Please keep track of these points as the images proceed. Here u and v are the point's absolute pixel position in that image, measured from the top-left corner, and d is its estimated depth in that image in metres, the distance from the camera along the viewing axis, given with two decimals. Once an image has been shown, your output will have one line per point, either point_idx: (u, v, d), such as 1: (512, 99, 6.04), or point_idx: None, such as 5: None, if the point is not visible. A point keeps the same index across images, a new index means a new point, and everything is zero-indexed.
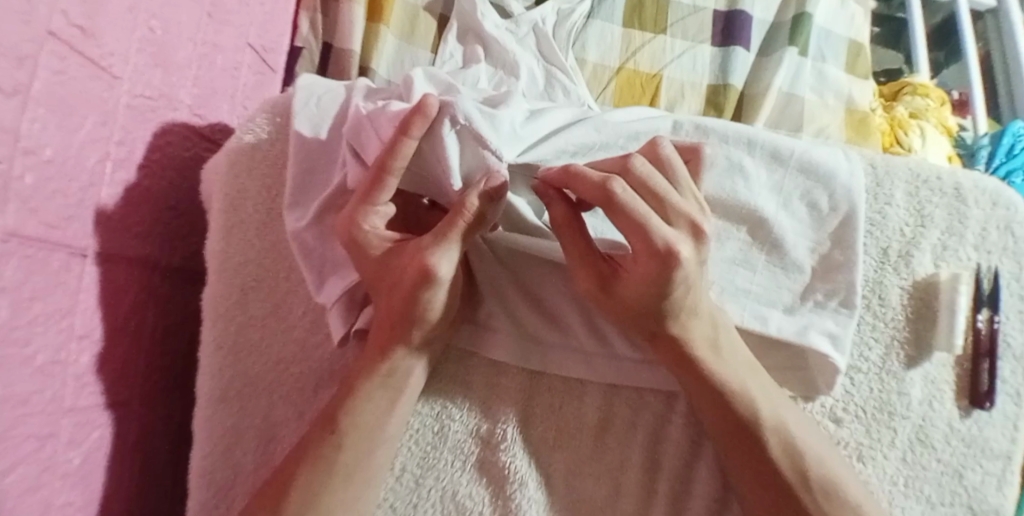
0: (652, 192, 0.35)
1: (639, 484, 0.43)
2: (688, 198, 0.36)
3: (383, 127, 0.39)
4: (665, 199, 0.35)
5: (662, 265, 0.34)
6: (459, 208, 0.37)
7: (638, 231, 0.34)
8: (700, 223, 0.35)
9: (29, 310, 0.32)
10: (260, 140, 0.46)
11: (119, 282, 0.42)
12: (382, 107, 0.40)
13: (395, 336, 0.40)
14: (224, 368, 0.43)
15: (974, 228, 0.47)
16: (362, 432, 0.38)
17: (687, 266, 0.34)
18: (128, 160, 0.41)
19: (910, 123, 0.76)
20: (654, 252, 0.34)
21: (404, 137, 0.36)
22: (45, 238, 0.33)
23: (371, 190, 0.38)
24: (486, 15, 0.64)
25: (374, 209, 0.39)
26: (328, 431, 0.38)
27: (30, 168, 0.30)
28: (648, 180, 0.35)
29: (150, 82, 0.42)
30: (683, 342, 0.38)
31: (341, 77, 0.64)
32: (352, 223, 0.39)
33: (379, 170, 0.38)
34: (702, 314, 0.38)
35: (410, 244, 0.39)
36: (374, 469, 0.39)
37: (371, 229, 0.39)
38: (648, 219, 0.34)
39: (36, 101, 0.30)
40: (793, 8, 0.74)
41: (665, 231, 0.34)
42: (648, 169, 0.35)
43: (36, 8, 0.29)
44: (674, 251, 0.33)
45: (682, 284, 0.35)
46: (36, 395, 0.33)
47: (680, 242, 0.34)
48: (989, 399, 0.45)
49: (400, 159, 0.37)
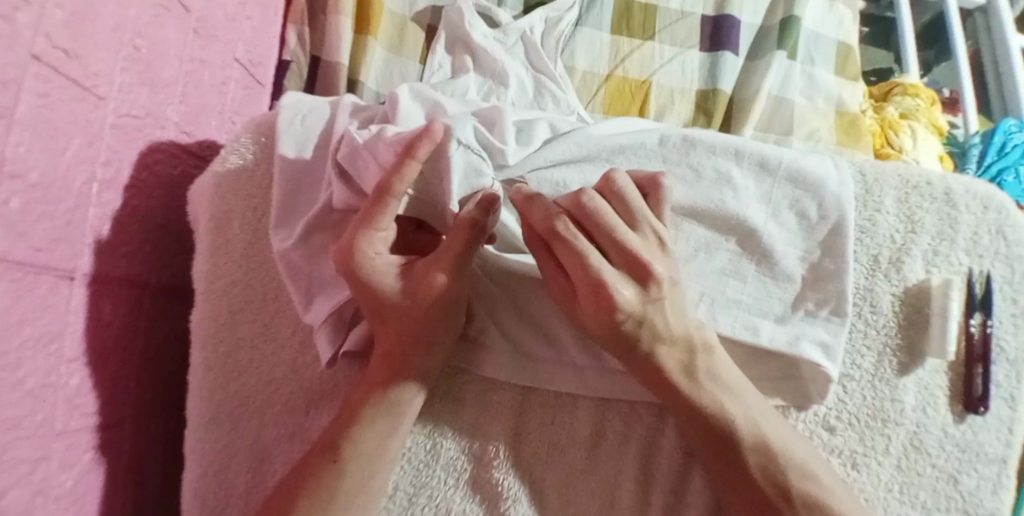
0: (600, 227, 0.36)
1: (634, 497, 0.42)
2: (646, 234, 0.37)
3: (383, 154, 0.39)
4: (614, 233, 0.36)
5: (603, 304, 0.36)
6: (461, 226, 0.38)
7: (580, 268, 0.35)
8: (648, 264, 0.36)
9: (18, 333, 0.31)
10: (246, 160, 0.45)
11: (108, 303, 0.42)
12: (378, 134, 0.39)
13: (399, 355, 0.40)
14: (214, 390, 0.43)
15: (965, 233, 0.47)
16: (363, 459, 0.38)
17: (627, 308, 0.36)
18: (115, 181, 0.41)
19: (901, 124, 0.76)
20: (594, 290, 0.35)
21: (409, 160, 0.36)
22: (34, 262, 0.32)
23: (373, 213, 0.37)
24: (474, 25, 0.64)
25: (376, 235, 0.38)
26: (331, 459, 0.37)
27: (16, 192, 0.30)
28: (597, 215, 0.36)
29: (137, 100, 0.42)
30: (654, 365, 0.39)
31: (329, 91, 0.64)
32: (349, 251, 0.38)
33: (382, 192, 0.37)
34: (674, 339, 0.38)
35: (419, 265, 0.40)
36: (373, 494, 0.39)
37: (376, 254, 0.38)
38: (589, 257, 0.35)
39: (21, 125, 0.30)
40: (782, 11, 0.74)
41: (605, 270, 0.35)
42: (596, 204, 0.36)
43: (21, 31, 0.28)
44: (609, 288, 0.35)
45: (626, 322, 0.37)
46: (27, 419, 0.33)
47: (621, 285, 0.36)
48: (983, 404, 0.44)
49: (404, 183, 0.37)
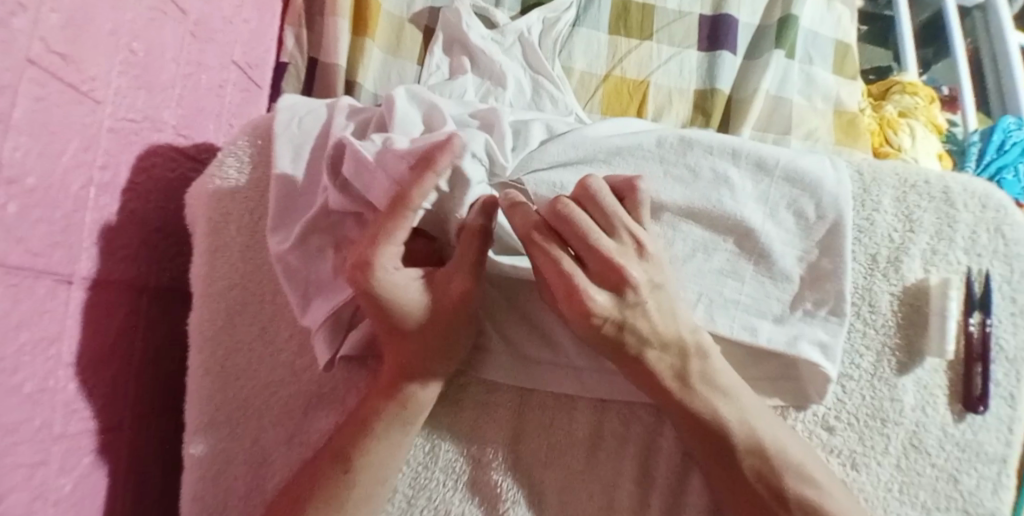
0: (575, 233, 0.36)
1: (633, 498, 0.42)
2: (623, 240, 0.37)
3: (393, 166, 0.38)
4: (590, 240, 0.36)
5: (577, 309, 0.36)
6: (471, 234, 0.38)
7: (557, 275, 0.36)
8: (623, 270, 0.36)
9: (15, 338, 0.31)
10: (243, 163, 0.45)
11: (106, 307, 0.42)
12: (387, 145, 0.38)
13: (403, 356, 0.40)
14: (213, 393, 0.43)
15: (963, 232, 0.47)
16: (374, 470, 0.38)
17: (603, 313, 0.36)
18: (112, 184, 0.41)
19: (899, 122, 0.76)
20: (571, 297, 0.36)
21: (427, 173, 0.35)
22: (31, 266, 0.32)
23: (388, 227, 0.36)
24: (472, 26, 0.64)
25: (390, 251, 0.37)
26: (343, 470, 0.38)
27: (13, 197, 0.30)
28: (572, 222, 0.36)
29: (134, 104, 0.42)
30: (643, 368, 0.39)
31: (327, 93, 0.64)
32: (366, 265, 0.36)
33: (398, 205, 0.36)
34: (665, 341, 0.39)
35: (438, 275, 0.40)
36: (377, 498, 0.39)
37: (389, 270, 0.37)
38: (564, 264, 0.36)
39: (17, 130, 0.30)
40: (780, 10, 0.73)
41: (579, 278, 0.36)
42: (571, 211, 0.36)
43: (17, 36, 0.28)
44: (583, 294, 0.36)
45: (607, 326, 0.37)
46: (24, 424, 0.33)
47: (595, 291, 0.36)
48: (983, 403, 0.44)
49: (419, 196, 0.35)
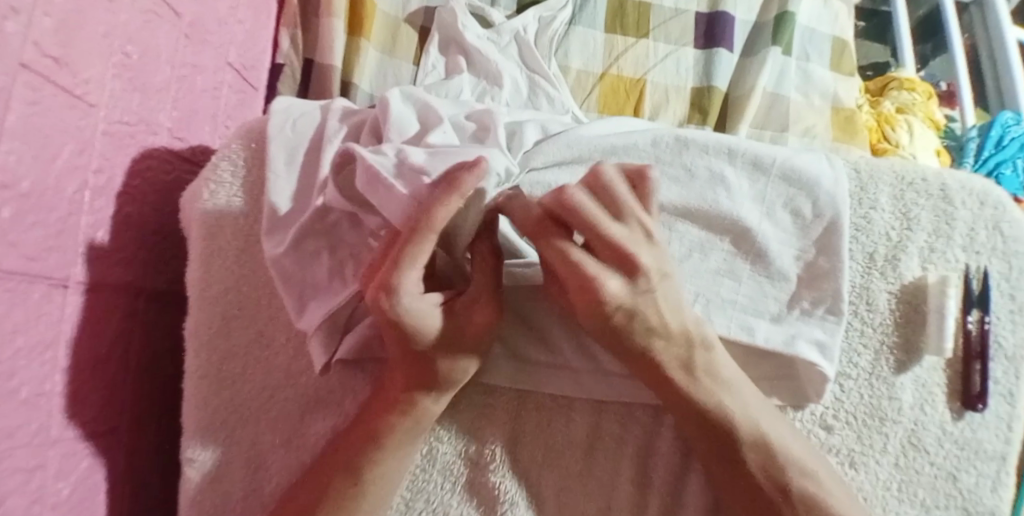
0: (585, 222, 0.36)
1: (630, 499, 0.42)
2: (633, 227, 0.37)
3: (409, 178, 0.36)
4: (598, 228, 0.36)
5: (590, 298, 0.36)
6: (484, 259, 0.39)
7: (568, 265, 0.36)
8: (634, 257, 0.36)
9: (11, 343, 0.31)
10: (237, 165, 0.45)
11: (102, 311, 0.41)
12: (402, 160, 0.37)
13: (400, 363, 0.40)
14: (209, 397, 0.43)
15: (962, 229, 0.47)
16: (384, 477, 0.39)
17: (614, 300, 0.36)
18: (107, 188, 0.41)
19: (897, 119, 0.76)
20: (584, 287, 0.36)
21: (453, 190, 0.34)
22: (26, 271, 0.32)
23: (407, 249, 0.35)
24: (467, 26, 0.64)
25: (410, 276, 0.36)
26: (351, 481, 0.38)
27: (7, 201, 0.30)
28: (580, 211, 0.36)
29: (128, 107, 0.41)
30: (651, 361, 0.39)
31: (322, 94, 0.64)
32: (387, 289, 0.36)
33: (421, 225, 0.34)
34: (672, 334, 0.39)
35: (460, 301, 0.39)
36: (376, 502, 0.39)
37: (408, 296, 0.36)
38: (573, 254, 0.36)
39: (11, 134, 0.29)
40: (777, 6, 0.73)
41: (590, 266, 0.36)
42: (579, 200, 0.36)
43: (9, 40, 0.28)
44: (596, 282, 0.36)
45: (616, 315, 0.37)
46: (20, 428, 0.33)
47: (607, 277, 0.37)
48: (981, 401, 0.44)
49: (444, 215, 0.34)
